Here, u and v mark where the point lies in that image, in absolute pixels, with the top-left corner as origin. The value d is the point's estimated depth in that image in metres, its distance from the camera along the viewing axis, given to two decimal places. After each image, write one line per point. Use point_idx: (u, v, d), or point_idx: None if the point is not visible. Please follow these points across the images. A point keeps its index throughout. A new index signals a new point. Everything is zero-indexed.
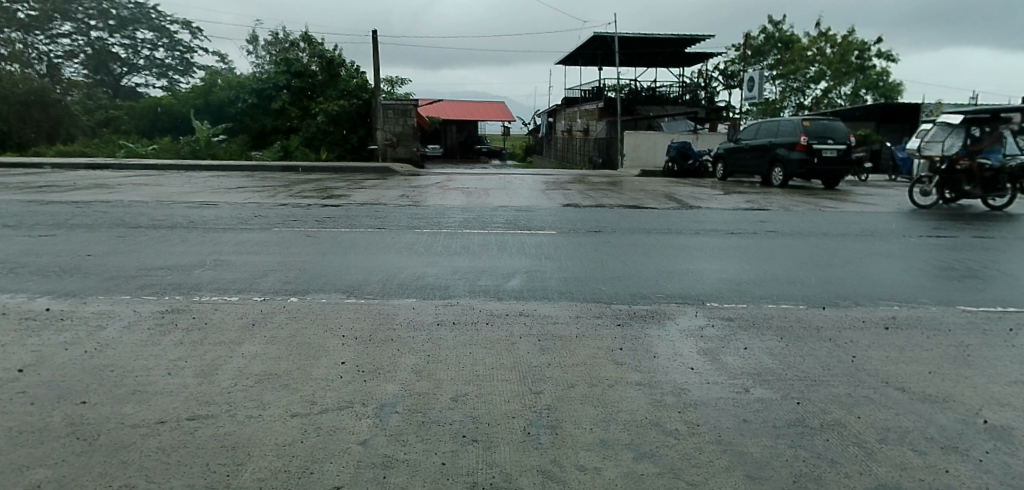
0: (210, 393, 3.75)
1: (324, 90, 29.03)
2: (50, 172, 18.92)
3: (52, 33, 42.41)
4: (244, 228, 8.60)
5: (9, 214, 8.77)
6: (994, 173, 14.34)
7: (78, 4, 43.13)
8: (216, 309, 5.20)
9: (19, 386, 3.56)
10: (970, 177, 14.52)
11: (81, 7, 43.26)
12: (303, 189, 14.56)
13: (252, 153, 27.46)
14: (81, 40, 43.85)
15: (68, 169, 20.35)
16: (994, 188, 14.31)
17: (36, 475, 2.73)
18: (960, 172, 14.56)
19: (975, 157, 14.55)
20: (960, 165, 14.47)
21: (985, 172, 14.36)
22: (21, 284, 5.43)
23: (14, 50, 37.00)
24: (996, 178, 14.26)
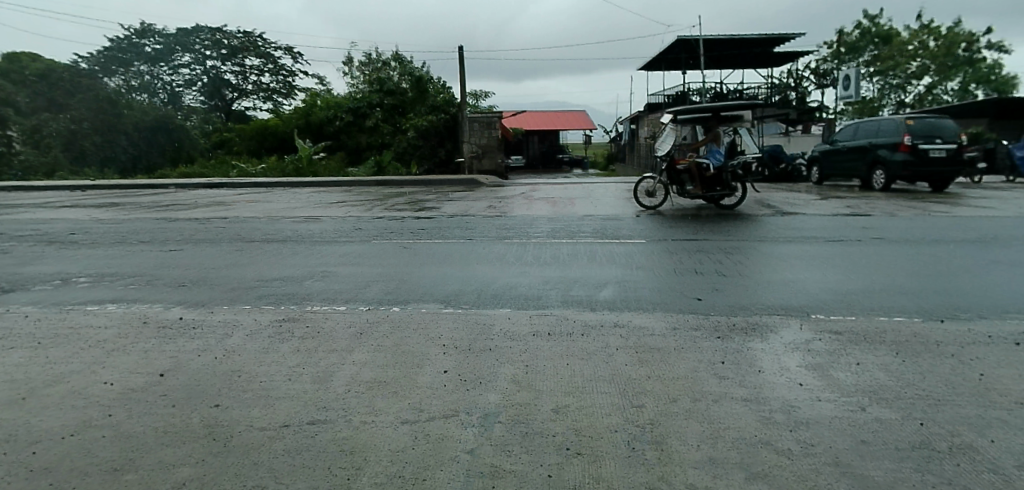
0: (326, 398, 3.95)
1: (414, 106, 30.33)
2: (176, 192, 20.70)
3: (174, 64, 46.55)
4: (345, 241, 9.02)
5: (143, 230, 9.66)
6: (714, 172, 14.33)
7: (196, 37, 46.89)
8: (325, 317, 5.50)
9: (163, 389, 3.91)
10: (692, 177, 14.46)
11: (199, 39, 46.91)
12: (396, 202, 15.13)
13: (349, 169, 28.56)
14: (199, 69, 47.48)
15: (189, 188, 22.18)
16: (716, 189, 14.29)
17: (180, 471, 2.98)
18: (683, 172, 14.51)
19: (695, 158, 14.47)
20: (680, 166, 14.41)
21: (705, 173, 14.32)
22: (158, 295, 5.94)
23: (143, 82, 40.81)
24: (716, 178, 14.25)
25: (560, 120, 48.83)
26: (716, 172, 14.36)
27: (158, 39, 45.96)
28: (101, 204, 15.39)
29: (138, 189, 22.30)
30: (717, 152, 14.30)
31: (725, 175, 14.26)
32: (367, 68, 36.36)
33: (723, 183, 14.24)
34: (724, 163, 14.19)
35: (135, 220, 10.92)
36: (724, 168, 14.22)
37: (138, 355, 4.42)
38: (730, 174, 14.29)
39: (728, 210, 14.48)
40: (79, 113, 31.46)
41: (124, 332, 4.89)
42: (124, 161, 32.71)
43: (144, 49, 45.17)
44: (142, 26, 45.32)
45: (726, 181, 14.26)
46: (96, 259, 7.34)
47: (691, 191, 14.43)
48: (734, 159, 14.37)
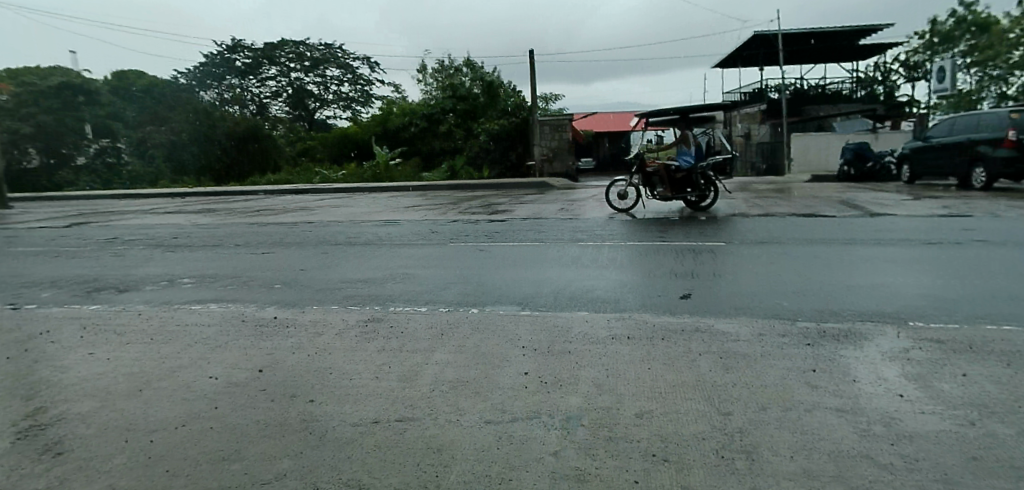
0: (412, 397, 4.05)
1: (486, 111, 31.08)
2: (264, 198, 21.86)
3: (262, 77, 49.09)
4: (422, 244, 9.23)
5: (237, 234, 10.25)
6: (686, 174, 13.56)
7: (281, 51, 49.35)
8: (408, 318, 5.65)
9: (262, 383, 4.13)
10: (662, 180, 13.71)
11: (284, 53, 49.49)
12: (470, 206, 15.35)
13: (423, 174, 29.16)
14: (284, 81, 49.74)
15: (276, 194, 23.36)
16: (687, 191, 13.51)
17: (281, 463, 3.13)
18: (653, 174, 13.77)
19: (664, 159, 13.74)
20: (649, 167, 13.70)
21: (674, 174, 13.59)
22: (253, 296, 6.28)
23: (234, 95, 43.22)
24: (687, 179, 13.50)
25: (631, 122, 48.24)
26: (687, 173, 13.59)
27: (248, 54, 48.63)
28: (200, 210, 16.45)
29: (230, 195, 23.70)
30: (687, 152, 13.59)
31: (696, 177, 13.52)
32: (440, 75, 37.18)
33: (692, 186, 13.50)
34: (694, 165, 13.46)
35: (230, 225, 11.59)
36: (694, 169, 13.48)
37: (239, 352, 4.68)
38: (701, 176, 13.53)
39: (701, 212, 13.66)
40: (178, 125, 33.38)
41: (224, 330, 5.19)
42: (218, 168, 34.07)
43: (235, 63, 47.95)
44: (233, 42, 48.12)
45: (697, 183, 13.51)
46: (196, 262, 7.83)
47: (661, 194, 13.66)
48: (705, 160, 13.62)
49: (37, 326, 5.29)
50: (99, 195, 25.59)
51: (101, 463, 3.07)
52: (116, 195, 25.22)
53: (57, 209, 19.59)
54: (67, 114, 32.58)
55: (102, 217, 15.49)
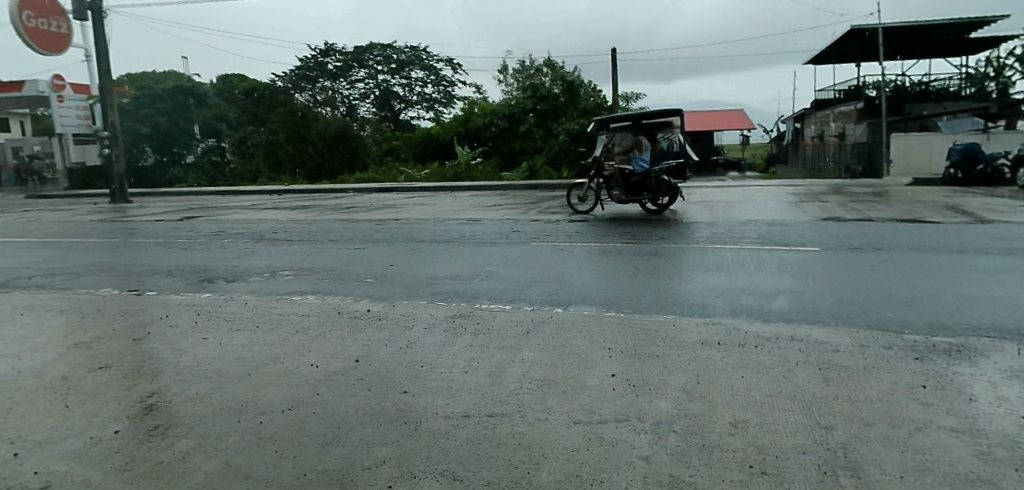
0: (501, 393, 4.09)
1: (566, 110, 31.17)
2: (352, 196, 22.68)
3: (351, 79, 50.86)
4: (504, 242, 9.30)
5: (329, 230, 10.70)
6: (640, 178, 13.18)
7: (370, 54, 51.08)
8: (494, 315, 5.71)
9: (357, 374, 4.30)
10: (617, 184, 13.40)
11: (372, 56, 51.06)
12: (550, 205, 15.35)
13: (503, 174, 29.43)
14: (371, 83, 51.34)
15: (364, 192, 24.23)
16: (640, 196, 13.13)
17: (375, 454, 3.22)
18: (608, 179, 13.48)
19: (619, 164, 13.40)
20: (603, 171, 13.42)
21: (630, 178, 13.24)
22: (347, 288, 6.53)
23: (326, 97, 45.21)
24: (640, 184, 13.12)
25: (716, 121, 46.68)
26: (641, 178, 13.22)
27: (339, 57, 50.70)
28: (295, 207, 17.33)
29: (321, 192, 24.79)
30: (641, 158, 13.20)
31: (652, 180, 13.13)
32: (520, 75, 37.40)
33: (648, 189, 13.11)
34: (649, 169, 13.07)
35: (323, 221, 12.12)
36: (649, 174, 13.09)
37: (335, 342, 4.88)
38: (656, 180, 13.14)
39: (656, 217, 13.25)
40: (276, 125, 35.08)
41: (322, 321, 5.43)
42: (311, 167, 35.66)
43: (327, 66, 50.14)
44: (326, 46, 50.37)
45: (653, 187, 13.13)
46: (294, 255, 8.21)
47: (615, 198, 13.37)
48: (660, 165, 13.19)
49: (159, 310, 5.75)
50: (205, 192, 27.49)
51: (216, 442, 3.30)
52: (220, 191, 26.97)
53: (170, 203, 21.17)
54: (180, 116, 35.55)
55: (209, 212, 16.62)
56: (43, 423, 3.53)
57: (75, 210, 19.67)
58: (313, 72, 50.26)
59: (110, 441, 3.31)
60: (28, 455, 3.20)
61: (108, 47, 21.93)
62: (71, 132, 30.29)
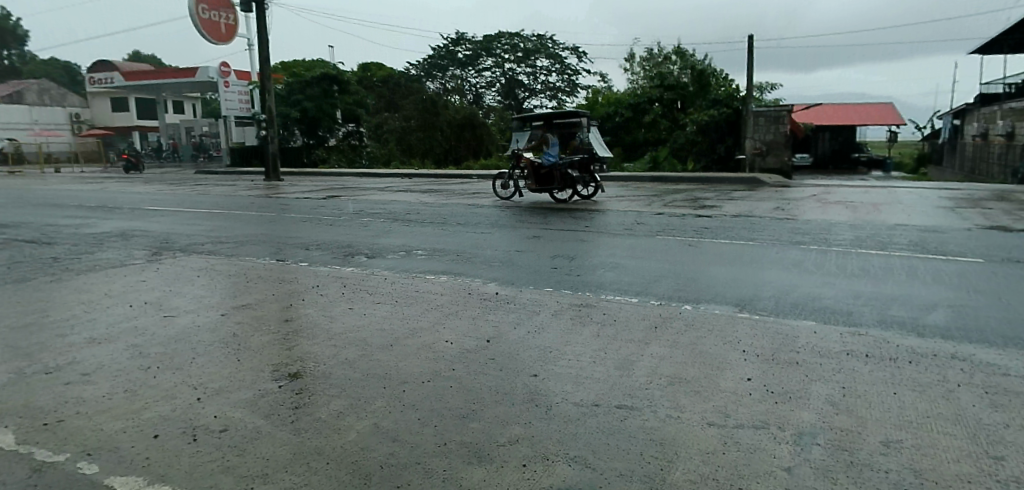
0: (632, 386, 4.05)
1: (695, 100, 29.90)
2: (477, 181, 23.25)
3: (479, 68, 52.10)
4: (628, 234, 9.21)
5: (457, 213, 11.09)
6: (549, 170, 13.73)
7: (498, 43, 51.79)
8: (620, 308, 5.66)
9: (488, 355, 4.47)
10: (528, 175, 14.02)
11: (500, 44, 51.79)
12: (675, 199, 14.92)
13: (625, 165, 29.37)
14: (498, 72, 52.35)
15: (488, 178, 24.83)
16: (545, 187, 13.70)
17: (502, 439, 3.27)
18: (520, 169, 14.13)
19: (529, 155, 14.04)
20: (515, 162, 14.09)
21: (540, 170, 13.79)
22: (477, 270, 6.78)
23: (454, 85, 46.60)
24: (545, 176, 13.68)
25: (858, 115, 43.04)
26: (548, 170, 13.78)
27: (468, 46, 52.07)
28: (426, 190, 18.12)
29: (448, 177, 25.71)
30: (548, 151, 13.80)
31: (559, 172, 13.64)
32: (647, 63, 36.48)
33: (556, 182, 13.66)
34: (555, 162, 13.61)
35: (451, 205, 12.58)
36: (556, 166, 13.61)
37: (468, 322, 5.12)
38: (563, 173, 13.65)
39: (559, 208, 13.75)
40: (409, 113, 36.93)
41: (453, 301, 5.67)
42: (438, 153, 36.99)
43: (457, 55, 51.78)
44: (458, 35, 51.98)
45: (560, 181, 13.67)
46: (425, 236, 8.61)
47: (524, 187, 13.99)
48: (566, 159, 13.68)
49: (310, 279, 6.27)
50: (344, 173, 29.46)
51: (364, 408, 3.62)
52: (357, 174, 28.73)
53: (316, 182, 22.92)
54: (325, 102, 37.38)
55: (350, 191, 17.80)
56: (221, 372, 4.04)
57: (237, 185, 21.88)
58: (444, 61, 52.21)
59: (276, 397, 3.74)
60: (211, 400, 3.68)
61: (267, 38, 23.95)
62: (233, 115, 33.37)
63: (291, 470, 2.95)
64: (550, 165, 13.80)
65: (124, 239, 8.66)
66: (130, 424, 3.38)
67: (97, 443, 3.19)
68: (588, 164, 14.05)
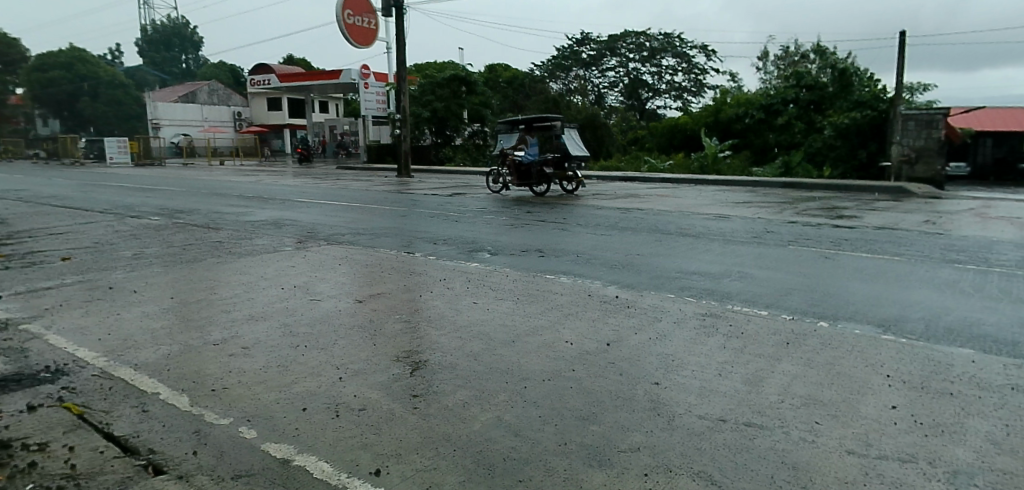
0: (763, 404, 3.87)
1: (835, 101, 27.38)
2: (598, 182, 23.12)
3: (603, 68, 51.75)
4: (755, 242, 8.79)
5: (578, 214, 11.12)
6: (528, 166, 16.09)
7: (623, 42, 51.06)
8: (748, 320, 5.43)
9: (609, 358, 4.48)
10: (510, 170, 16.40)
11: (625, 43, 51.11)
12: (809, 207, 13.97)
13: (753, 169, 27.92)
14: (622, 72, 51.61)
15: (608, 180, 24.60)
16: (523, 181, 16.06)
17: (618, 449, 3.22)
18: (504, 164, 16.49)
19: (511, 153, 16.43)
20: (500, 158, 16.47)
21: (522, 167, 16.12)
22: (596, 272, 6.78)
23: (577, 86, 46.60)
24: (524, 171, 16.03)
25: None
26: (526, 166, 16.13)
27: (593, 46, 51.73)
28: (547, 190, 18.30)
29: None
30: (527, 150, 16.18)
31: (539, 169, 15.96)
32: (783, 62, 34.57)
33: (534, 178, 16.02)
34: (533, 160, 15.97)
35: (572, 205, 12.63)
36: (534, 163, 15.98)
37: (589, 324, 5.16)
38: (540, 169, 15.98)
39: (537, 199, 16.09)
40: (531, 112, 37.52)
41: (575, 302, 5.71)
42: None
43: (581, 55, 51.68)
44: (583, 35, 51.81)
45: (538, 176, 16.02)
46: (547, 236, 8.72)
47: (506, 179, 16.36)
48: (542, 157, 16.06)
49: (437, 273, 6.57)
50: (467, 171, 30.41)
51: (489, 400, 3.75)
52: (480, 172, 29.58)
53: (443, 179, 23.88)
54: (453, 103, 38.81)
55: (474, 189, 18.36)
56: (358, 355, 4.36)
57: (372, 181, 23.27)
58: (568, 61, 52.21)
59: (407, 382, 3.97)
60: (350, 380, 3.99)
61: (405, 42, 25.25)
62: (371, 114, 35.70)
63: (421, 452, 3.12)
64: (527, 161, 16.16)
65: (277, 227, 9.53)
66: (283, 395, 3.75)
67: (255, 411, 3.56)
68: (561, 162, 16.43)
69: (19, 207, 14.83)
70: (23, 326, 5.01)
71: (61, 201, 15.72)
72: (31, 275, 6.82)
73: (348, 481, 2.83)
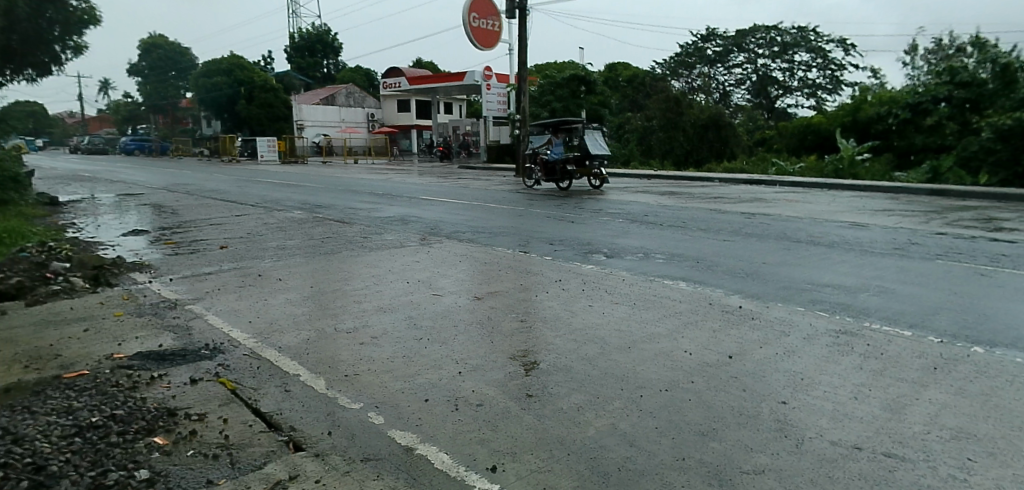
0: (903, 432, 3.52)
1: (996, 99, 24.68)
2: (720, 185, 22.20)
3: (729, 64, 49.44)
4: (898, 254, 8.02)
5: (698, 218, 10.75)
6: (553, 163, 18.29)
7: (753, 36, 48.56)
8: (889, 340, 4.96)
9: (731, 372, 4.29)
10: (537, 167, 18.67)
11: (754, 38, 48.54)
12: (962, 218, 12.55)
13: (896, 174, 25.46)
14: (750, 68, 49.11)
15: (731, 182, 23.52)
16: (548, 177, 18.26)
17: (736, 469, 3.05)
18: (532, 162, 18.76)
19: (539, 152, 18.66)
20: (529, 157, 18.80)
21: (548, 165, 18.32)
22: (718, 280, 6.50)
23: (701, 83, 44.89)
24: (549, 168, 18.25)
25: None
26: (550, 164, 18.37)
27: (719, 42, 49.55)
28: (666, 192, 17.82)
29: (688, 180, 24.91)
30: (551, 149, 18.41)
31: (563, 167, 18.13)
32: (934, 55, 31.17)
33: (558, 174, 18.18)
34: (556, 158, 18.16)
35: (692, 209, 12.21)
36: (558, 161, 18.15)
37: (710, 334, 4.98)
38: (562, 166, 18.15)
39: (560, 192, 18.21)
40: (651, 112, 35.58)
41: (694, 310, 5.53)
42: (679, 154, 35.29)
43: (706, 52, 49.45)
44: (708, 31, 49.77)
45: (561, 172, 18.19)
46: (665, 240, 8.49)
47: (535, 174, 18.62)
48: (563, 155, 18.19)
49: (552, 273, 6.62)
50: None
51: (603, 407, 3.72)
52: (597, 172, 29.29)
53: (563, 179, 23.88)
54: (573, 102, 39.44)
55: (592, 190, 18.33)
56: (476, 352, 4.50)
57: (493, 180, 23.73)
58: (692, 58, 50.36)
59: (522, 381, 4.03)
60: (469, 375, 4.11)
61: (527, 42, 25.60)
62: (491, 114, 36.55)
63: (536, 454, 3.15)
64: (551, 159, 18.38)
65: (403, 223, 10.06)
66: (407, 385, 3.94)
67: (380, 398, 3.76)
68: (583, 160, 18.76)
69: (187, 199, 16.66)
70: (188, 307, 5.65)
71: (221, 195, 17.48)
72: (195, 261, 7.67)
73: (466, 474, 2.93)
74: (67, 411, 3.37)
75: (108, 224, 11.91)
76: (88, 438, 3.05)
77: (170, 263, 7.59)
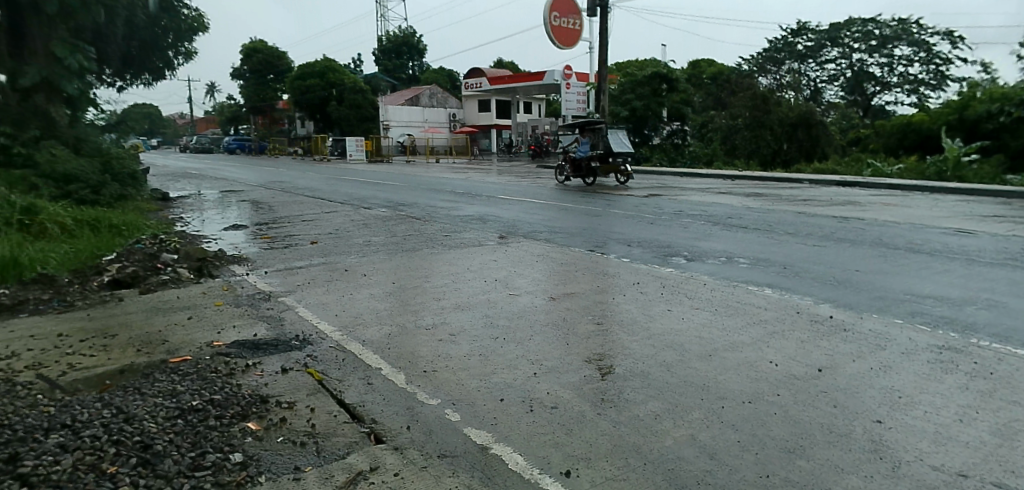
0: (1016, 459, 3.20)
1: None
2: (810, 187, 21.13)
3: (821, 59, 46.96)
4: (1012, 265, 7.33)
5: (784, 221, 10.29)
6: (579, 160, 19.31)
7: (848, 30, 45.84)
8: (1000, 359, 4.54)
9: (819, 385, 4.08)
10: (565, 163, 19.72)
11: (850, 32, 45.77)
12: None
13: (1008, 177, 23.20)
14: (844, 63, 46.38)
15: (823, 184, 22.37)
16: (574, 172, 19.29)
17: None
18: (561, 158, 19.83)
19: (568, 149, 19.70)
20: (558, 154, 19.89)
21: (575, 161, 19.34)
22: (808, 288, 6.19)
23: (790, 79, 42.81)
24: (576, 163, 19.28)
25: None
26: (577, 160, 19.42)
27: (811, 36, 47.18)
28: (751, 194, 17.16)
29: (775, 182, 23.88)
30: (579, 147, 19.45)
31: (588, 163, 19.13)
32: None
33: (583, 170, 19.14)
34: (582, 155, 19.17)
35: (779, 211, 11.69)
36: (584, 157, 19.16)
37: (798, 344, 4.76)
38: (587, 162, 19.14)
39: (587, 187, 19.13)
40: (737, 110, 34.29)
41: (781, 319, 5.30)
42: (766, 154, 33.81)
43: (796, 47, 47.27)
44: (799, 25, 47.44)
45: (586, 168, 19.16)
46: (751, 244, 8.17)
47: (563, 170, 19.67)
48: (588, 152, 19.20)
49: (631, 275, 6.52)
50: (668, 171, 29.54)
51: (682, 416, 3.63)
52: (679, 172, 28.59)
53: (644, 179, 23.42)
54: (654, 100, 38.73)
55: (671, 192, 17.93)
56: (552, 353, 4.50)
57: None
58: (781, 54, 48.18)
59: (597, 385, 4.00)
60: (544, 376, 4.12)
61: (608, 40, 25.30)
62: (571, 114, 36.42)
63: (610, 461, 3.11)
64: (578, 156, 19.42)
65: (482, 222, 10.18)
66: (483, 383, 4.00)
67: (456, 395, 3.83)
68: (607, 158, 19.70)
69: (282, 196, 17.54)
70: (281, 298, 5.98)
71: (313, 192, 18.31)
72: (287, 255, 8.07)
73: (540, 477, 2.93)
74: (172, 393, 3.65)
75: (212, 219, 12.71)
76: (189, 420, 3.28)
77: (265, 258, 8.01)
